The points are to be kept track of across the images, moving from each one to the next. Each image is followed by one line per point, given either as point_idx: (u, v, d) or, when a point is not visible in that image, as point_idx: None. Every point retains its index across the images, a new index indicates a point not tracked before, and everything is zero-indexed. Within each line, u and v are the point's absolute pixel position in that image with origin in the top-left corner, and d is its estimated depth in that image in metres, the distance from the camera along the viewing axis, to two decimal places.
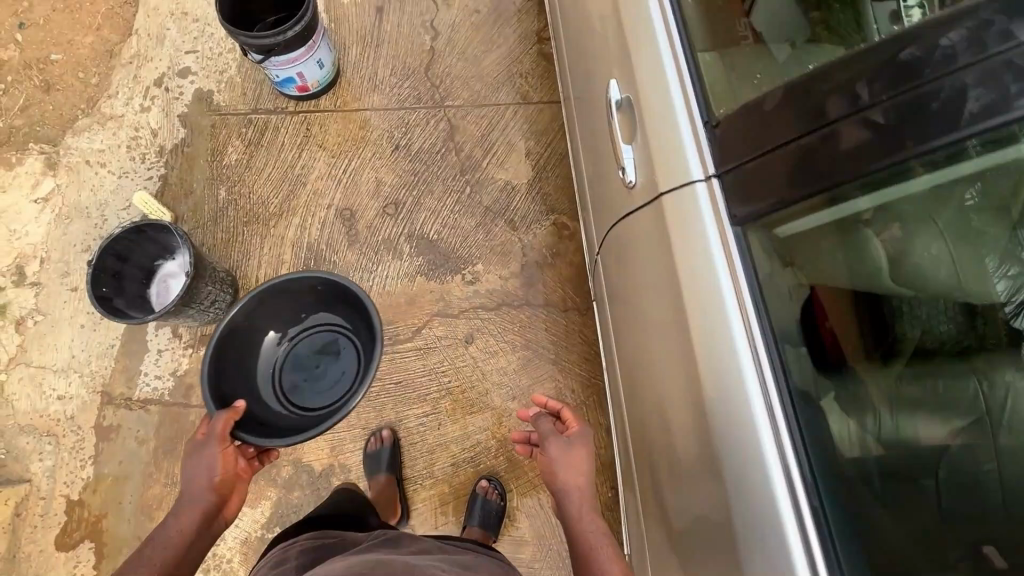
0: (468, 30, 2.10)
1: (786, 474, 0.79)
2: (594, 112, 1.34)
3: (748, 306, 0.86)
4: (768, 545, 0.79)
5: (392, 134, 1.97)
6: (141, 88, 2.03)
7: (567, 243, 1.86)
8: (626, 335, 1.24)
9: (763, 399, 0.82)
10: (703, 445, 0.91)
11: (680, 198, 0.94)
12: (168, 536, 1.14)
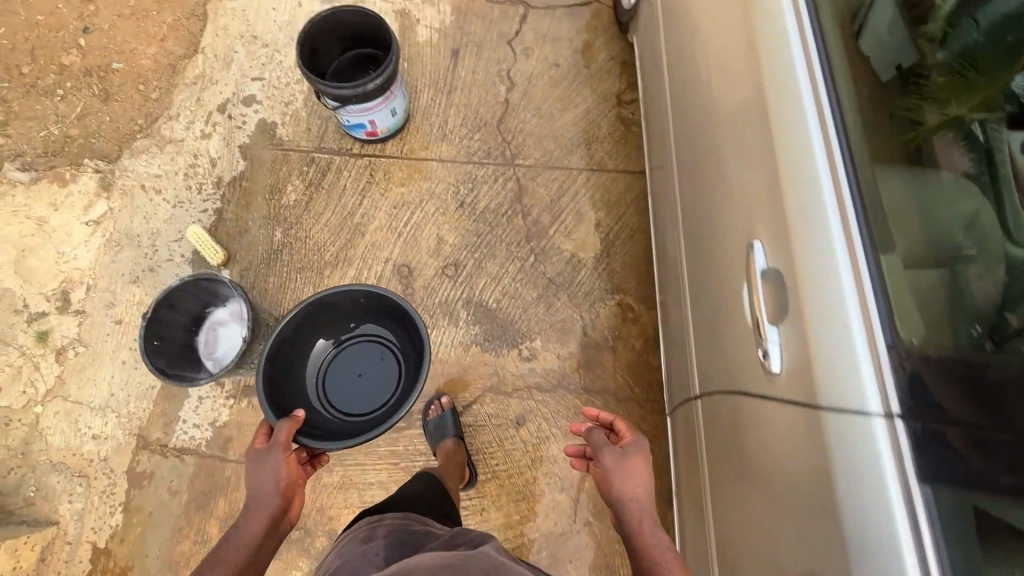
0: (545, 84, 2.01)
1: (900, 474, 0.76)
2: (722, 229, 1.26)
3: (870, 300, 0.84)
4: (873, 545, 0.76)
5: (457, 190, 1.89)
6: (204, 112, 1.96)
7: (631, 326, 1.77)
8: (728, 332, 1.23)
9: (881, 396, 0.79)
10: (811, 441, 0.89)
11: (807, 200, 0.93)
12: (234, 546, 1.06)
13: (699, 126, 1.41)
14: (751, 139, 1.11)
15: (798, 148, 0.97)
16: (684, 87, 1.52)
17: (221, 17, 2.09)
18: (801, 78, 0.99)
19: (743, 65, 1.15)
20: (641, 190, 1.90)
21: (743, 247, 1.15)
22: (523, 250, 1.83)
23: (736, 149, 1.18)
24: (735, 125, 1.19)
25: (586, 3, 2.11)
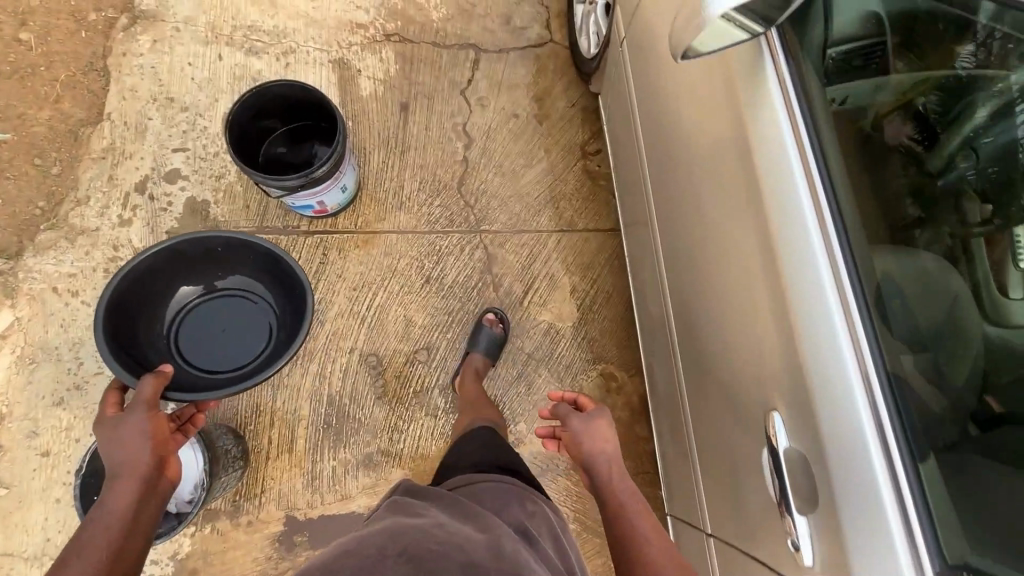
0: (505, 137, 1.88)
1: (902, 513, 0.73)
2: (728, 371, 1.14)
3: (863, 341, 0.81)
4: None
5: (421, 264, 1.75)
6: (119, 193, 1.71)
7: (616, 396, 1.73)
8: (714, 363, 1.20)
9: (877, 435, 0.76)
10: (805, 478, 0.86)
11: (792, 235, 0.90)
12: (102, 518, 1.00)
13: (689, 239, 1.28)
14: (760, 292, 0.99)
15: (818, 325, 0.85)
16: (665, 182, 1.39)
17: (127, 75, 1.81)
18: (815, 241, 0.87)
19: (740, 201, 1.03)
20: (614, 249, 1.83)
21: (756, 406, 1.03)
22: (498, 324, 1.73)
23: (741, 292, 1.05)
24: (737, 263, 1.06)
25: (540, 44, 1.98)
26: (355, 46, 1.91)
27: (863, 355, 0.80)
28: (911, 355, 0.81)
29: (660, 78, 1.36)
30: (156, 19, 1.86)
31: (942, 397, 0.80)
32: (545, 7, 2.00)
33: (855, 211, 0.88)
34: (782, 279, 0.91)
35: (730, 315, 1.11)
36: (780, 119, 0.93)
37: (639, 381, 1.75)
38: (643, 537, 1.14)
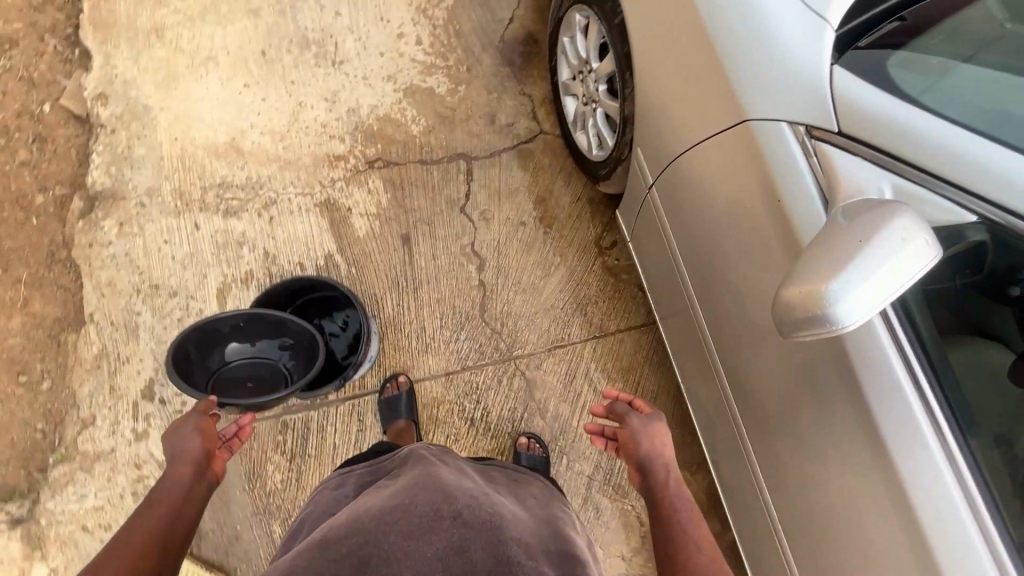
0: (517, 249, 1.79)
1: (962, 484, 0.87)
2: (781, 446, 1.15)
3: (909, 352, 0.90)
4: (957, 546, 0.87)
5: (462, 406, 1.68)
6: (127, 404, 1.58)
7: None
8: (739, 384, 1.23)
9: (932, 426, 0.89)
10: (869, 476, 0.96)
11: None
12: (165, 487, 1.08)
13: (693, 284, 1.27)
14: (817, 372, 1.00)
15: (895, 403, 0.90)
16: (687, 282, 1.31)
17: (101, 268, 1.65)
18: (901, 376, 0.90)
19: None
20: (651, 346, 1.78)
21: (793, 423, 1.09)
22: (552, 452, 1.69)
23: (804, 409, 1.06)
24: (795, 381, 1.06)
25: (531, 138, 1.85)
26: (339, 182, 1.77)
27: (964, 482, 0.87)
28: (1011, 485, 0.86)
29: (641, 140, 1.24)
30: (116, 197, 1.68)
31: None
32: (528, 96, 1.88)
33: (939, 355, 0.89)
34: (870, 414, 0.93)
35: (750, 342, 1.13)
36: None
37: (702, 477, 1.73)
38: (694, 538, 1.03)
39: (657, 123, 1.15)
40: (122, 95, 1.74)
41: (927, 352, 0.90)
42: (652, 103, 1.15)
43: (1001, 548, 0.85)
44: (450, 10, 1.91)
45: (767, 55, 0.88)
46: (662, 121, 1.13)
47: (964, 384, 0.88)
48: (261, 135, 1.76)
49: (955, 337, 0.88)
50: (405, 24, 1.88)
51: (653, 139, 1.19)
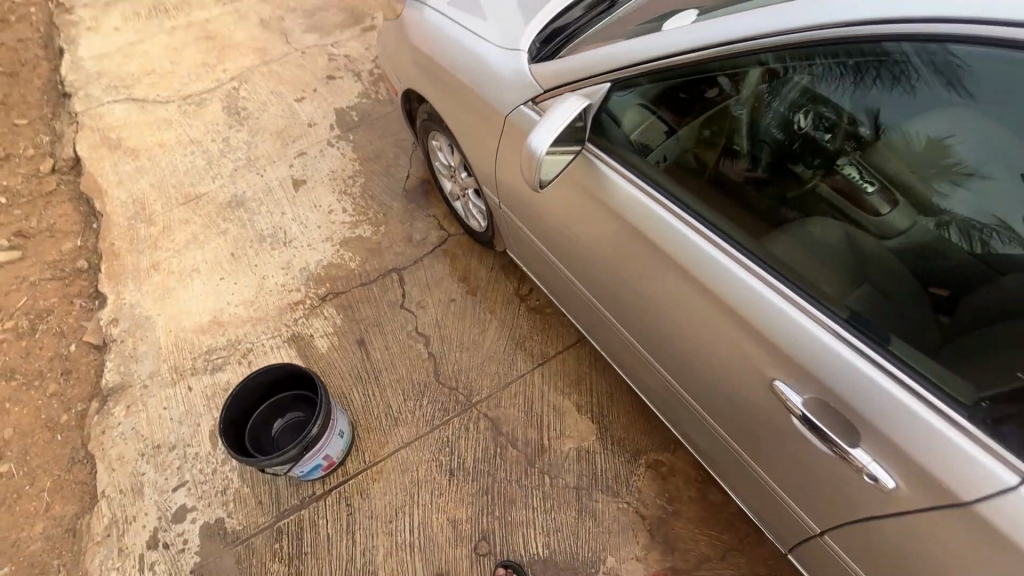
0: (454, 320, 2.11)
1: (770, 285, 0.97)
2: (675, 352, 1.24)
3: (678, 210, 1.12)
4: (798, 341, 0.92)
5: (439, 461, 1.79)
6: (133, 559, 1.69)
7: (675, 481, 1.70)
8: (631, 323, 1.38)
9: (723, 253, 1.04)
10: (717, 321, 1.07)
11: (596, 180, 1.25)
12: None
13: (570, 264, 1.54)
14: (644, 263, 1.20)
15: (689, 250, 1.09)
16: (565, 269, 1.59)
17: (111, 447, 1.92)
18: (681, 227, 1.11)
19: (638, 259, 1.22)
20: (591, 356, 1.98)
21: (665, 323, 1.22)
22: (534, 475, 1.74)
23: (667, 312, 1.20)
24: (649, 295, 1.23)
25: (443, 241, 2.34)
26: (300, 319, 2.17)
27: (770, 282, 0.97)
28: (837, 295, 0.91)
29: (483, 169, 1.75)
30: (125, 388, 2.04)
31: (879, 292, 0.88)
32: (433, 216, 2.43)
33: (719, 206, 1.08)
34: (678, 266, 1.11)
35: (607, 274, 1.35)
36: (613, 176, 1.23)
37: (685, 452, 1.75)
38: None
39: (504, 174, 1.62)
40: (130, 314, 2.25)
41: (689, 205, 1.11)
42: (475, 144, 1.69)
43: (831, 324, 0.89)
44: (363, 185, 2.59)
45: (502, 79, 1.46)
46: (486, 157, 1.67)
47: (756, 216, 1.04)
48: (236, 307, 2.23)
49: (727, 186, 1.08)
50: (333, 203, 2.53)
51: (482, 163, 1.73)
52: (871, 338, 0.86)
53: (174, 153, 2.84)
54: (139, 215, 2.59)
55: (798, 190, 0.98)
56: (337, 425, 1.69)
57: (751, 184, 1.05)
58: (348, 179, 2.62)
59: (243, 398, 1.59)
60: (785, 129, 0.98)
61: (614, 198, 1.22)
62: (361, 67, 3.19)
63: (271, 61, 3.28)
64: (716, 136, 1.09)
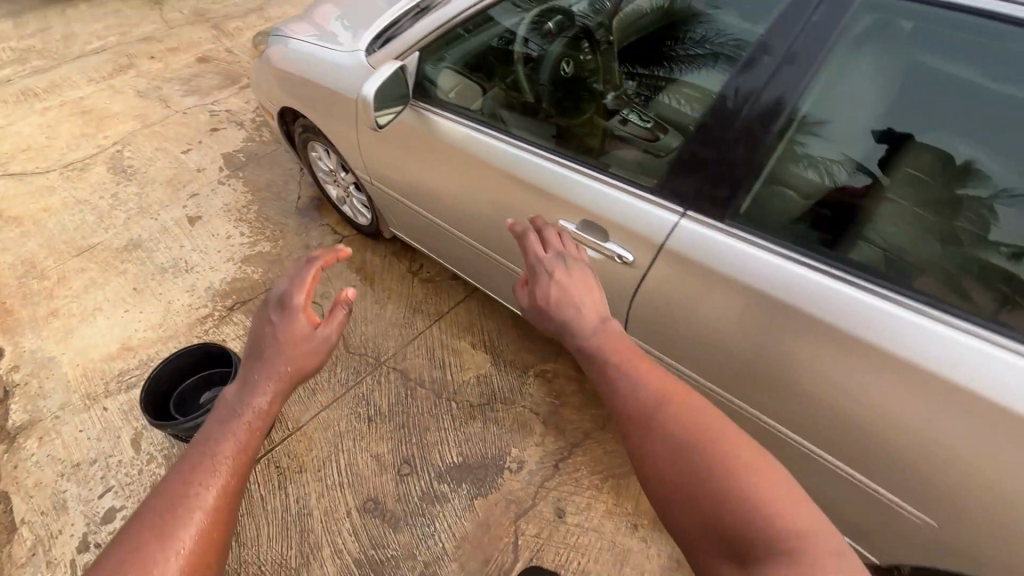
0: (356, 301, 2.37)
1: (539, 156, 1.45)
2: (506, 238, 1.68)
3: (480, 129, 1.57)
4: (559, 183, 1.39)
5: (357, 412, 2.01)
6: (65, 566, 1.73)
7: (559, 381, 2.04)
8: (475, 233, 1.79)
9: (511, 146, 1.51)
10: (516, 195, 1.50)
11: (421, 125, 1.67)
12: (275, 336, 0.98)
13: (428, 206, 1.94)
14: (467, 174, 1.63)
15: (489, 151, 1.54)
16: (426, 212, 1.98)
17: (27, 477, 1.94)
18: (483, 138, 1.56)
19: (463, 173, 1.65)
20: (479, 304, 2.31)
21: (492, 217, 1.65)
22: (443, 403, 2.01)
23: (490, 206, 1.63)
24: (477, 199, 1.65)
25: (339, 243, 2.63)
26: (211, 329, 2.33)
27: (539, 155, 1.45)
28: (584, 156, 1.39)
29: (353, 157, 2.12)
30: (34, 423, 2.07)
31: (613, 155, 1.34)
32: (327, 225, 2.72)
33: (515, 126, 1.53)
34: (486, 165, 1.55)
35: (450, 198, 1.77)
36: (430, 118, 1.65)
37: (564, 359, 2.10)
38: (727, 483, 0.81)
39: (371, 155, 2.00)
40: (31, 359, 2.29)
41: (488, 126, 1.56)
42: (342, 135, 2.08)
43: (574, 167, 1.38)
44: (258, 211, 2.84)
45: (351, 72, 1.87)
46: (351, 142, 2.06)
47: (539, 128, 1.50)
48: (145, 331, 2.34)
49: (518, 116, 1.55)
50: (231, 230, 2.75)
51: (350, 149, 2.10)
52: (598, 169, 1.34)
53: (60, 214, 2.92)
54: (30, 273, 2.63)
55: (565, 111, 1.47)
56: None
57: (535, 113, 1.52)
58: (243, 208, 2.86)
59: (163, 376, 1.74)
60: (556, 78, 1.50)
61: (435, 133, 1.64)
62: (244, 117, 3.49)
63: (152, 124, 3.48)
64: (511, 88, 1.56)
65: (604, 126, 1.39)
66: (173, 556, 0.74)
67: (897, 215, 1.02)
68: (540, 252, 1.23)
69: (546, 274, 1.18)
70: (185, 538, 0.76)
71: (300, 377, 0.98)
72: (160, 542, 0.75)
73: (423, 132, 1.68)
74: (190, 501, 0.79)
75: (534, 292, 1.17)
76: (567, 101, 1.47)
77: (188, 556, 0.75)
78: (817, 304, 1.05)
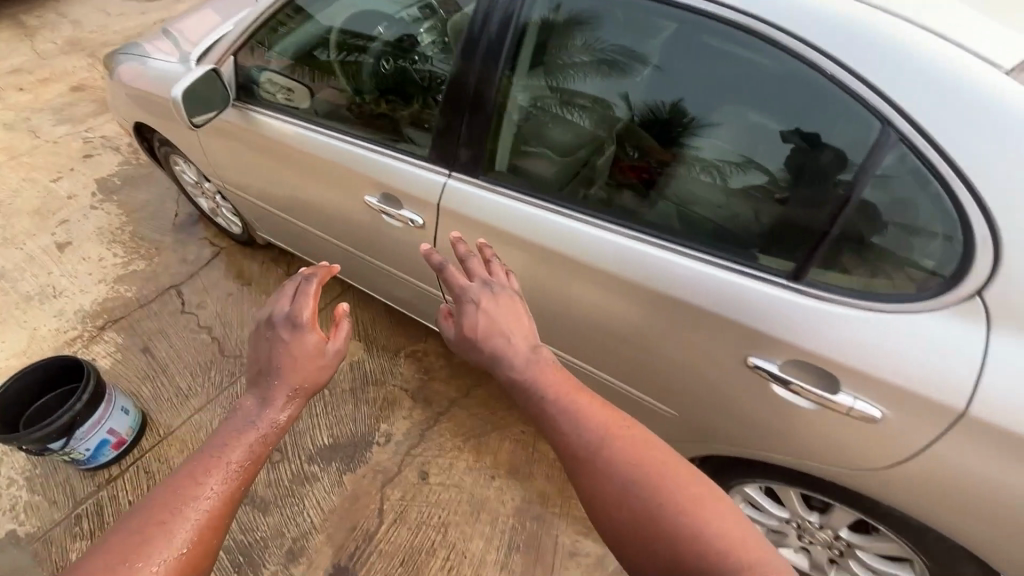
0: (233, 307, 2.41)
1: (340, 137, 1.55)
2: (337, 221, 1.77)
3: (292, 119, 1.67)
4: (356, 160, 1.50)
5: (232, 410, 2.06)
6: None
7: (428, 358, 2.16)
8: (316, 220, 1.89)
9: (317, 131, 1.61)
10: (331, 177, 1.62)
11: (244, 121, 1.76)
12: (283, 362, 1.04)
13: (275, 202, 2.02)
14: (292, 164, 1.74)
15: (301, 139, 1.64)
16: (275, 208, 2.06)
17: None
18: (295, 127, 1.66)
19: (289, 163, 1.75)
20: (354, 297, 2.41)
21: (323, 203, 1.76)
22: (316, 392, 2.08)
23: (318, 192, 1.74)
24: (307, 187, 1.76)
25: (217, 254, 2.66)
26: (81, 349, 2.31)
27: (339, 136, 1.56)
28: (377, 134, 1.49)
29: (208, 165, 2.19)
30: None
31: (400, 130, 1.43)
32: (205, 239, 2.75)
33: (324, 115, 1.62)
34: (301, 152, 1.66)
35: (289, 191, 1.87)
36: (251, 115, 1.75)
37: (433, 337, 2.23)
38: (686, 523, 0.82)
39: (217, 158, 2.09)
40: None
41: (300, 117, 1.66)
42: (194, 145, 2.15)
43: (366, 143, 1.49)
44: (133, 231, 2.82)
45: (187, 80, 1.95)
46: (202, 150, 2.14)
47: (343, 115, 1.58)
48: (8, 360, 2.29)
49: (328, 106, 1.62)
50: (103, 252, 2.71)
51: (203, 157, 2.17)
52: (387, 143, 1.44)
53: None
54: None
55: (366, 96, 1.52)
56: (115, 403, 1.86)
57: (343, 101, 1.58)
58: (117, 230, 2.82)
59: (16, 395, 1.75)
60: (359, 65, 1.54)
61: (256, 128, 1.74)
62: (120, 142, 3.44)
63: (20, 155, 3.37)
64: (325, 80, 1.62)
65: (395, 104, 1.44)
66: (157, 558, 0.79)
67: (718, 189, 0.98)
68: (463, 280, 1.13)
69: (471, 304, 1.10)
70: (176, 541, 0.81)
71: (312, 391, 1.06)
72: (162, 537, 0.81)
73: (248, 129, 1.77)
74: (195, 500, 0.85)
75: (461, 325, 1.11)
76: (366, 86, 1.52)
77: (184, 557, 0.80)
78: (555, 242, 1.14)
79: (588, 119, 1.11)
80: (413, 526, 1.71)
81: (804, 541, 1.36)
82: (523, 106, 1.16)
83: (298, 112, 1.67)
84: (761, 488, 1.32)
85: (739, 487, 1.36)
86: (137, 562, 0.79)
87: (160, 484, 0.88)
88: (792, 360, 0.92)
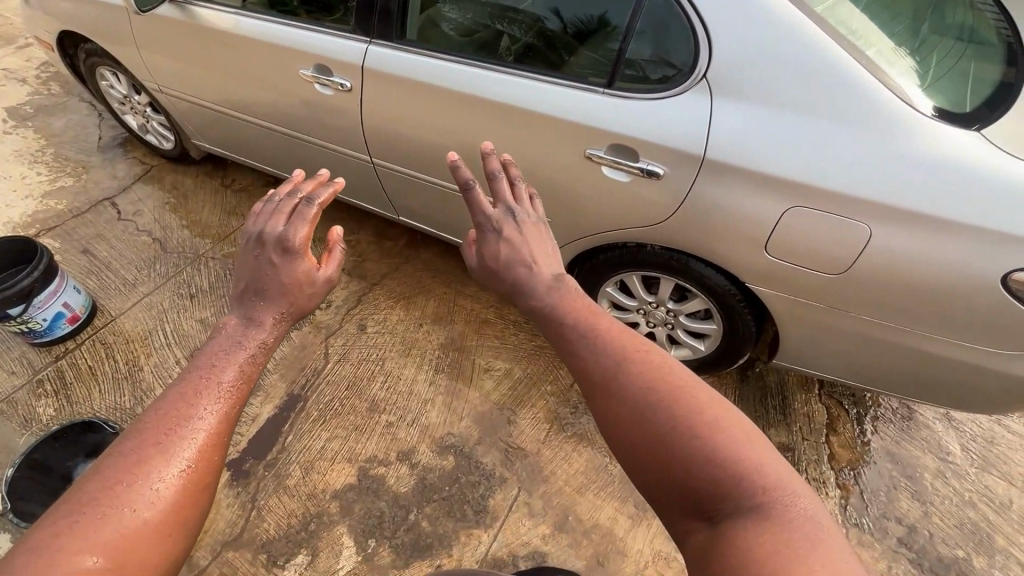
0: (170, 214, 2.59)
1: (272, 22, 1.84)
2: (267, 105, 2.04)
3: (225, 10, 1.92)
4: (289, 38, 1.80)
5: (179, 293, 2.27)
6: None
7: (360, 245, 2.48)
8: (247, 111, 2.14)
9: (249, 18, 1.88)
10: (263, 57, 1.89)
11: (180, 15, 1.98)
12: (264, 283, 0.98)
13: (204, 100, 2.23)
14: (223, 51, 1.98)
15: (234, 27, 1.90)
16: (201, 102, 2.25)
17: None
18: (228, 16, 1.91)
19: (220, 51, 1.99)
20: None
21: (253, 88, 2.02)
22: None
23: (247, 76, 1.99)
24: (237, 73, 2.01)
25: (148, 171, 2.80)
26: None
27: (272, 21, 1.84)
28: (307, 18, 1.80)
29: (137, 72, 2.33)
30: None
31: (329, 13, 1.76)
32: (134, 159, 2.86)
33: (255, 6, 1.89)
34: (233, 37, 1.91)
35: (219, 83, 2.11)
36: (187, 10, 1.97)
37: (363, 229, 2.54)
38: (710, 444, 0.73)
39: (145, 60, 2.25)
40: None
41: (234, 8, 1.91)
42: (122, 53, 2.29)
43: (298, 25, 1.80)
44: (54, 153, 2.87)
45: None
46: (129, 56, 2.28)
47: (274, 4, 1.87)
48: None
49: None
50: (25, 171, 2.76)
51: (131, 63, 2.31)
52: (318, 26, 1.77)
53: None
54: None
55: None
56: (66, 278, 2.02)
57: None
58: (36, 153, 2.86)
59: None
60: None
61: (192, 21, 1.97)
62: (25, 74, 3.37)
63: None
64: None
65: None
66: (158, 478, 0.74)
67: (593, 66, 1.42)
68: (485, 204, 1.13)
69: (494, 232, 1.11)
70: (176, 462, 0.76)
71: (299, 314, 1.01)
72: (161, 456, 0.75)
73: (183, 22, 1.99)
74: (190, 419, 0.80)
75: (485, 251, 1.11)
76: None
77: (187, 475, 0.76)
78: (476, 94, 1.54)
79: (522, 29, 1.49)
80: (355, 363, 2.06)
81: (646, 327, 1.86)
82: (419, 6, 1.61)
83: (231, 5, 1.92)
84: (616, 283, 1.81)
85: (614, 278, 1.79)
86: (138, 480, 0.73)
87: (157, 400, 0.83)
88: (612, 145, 1.41)
